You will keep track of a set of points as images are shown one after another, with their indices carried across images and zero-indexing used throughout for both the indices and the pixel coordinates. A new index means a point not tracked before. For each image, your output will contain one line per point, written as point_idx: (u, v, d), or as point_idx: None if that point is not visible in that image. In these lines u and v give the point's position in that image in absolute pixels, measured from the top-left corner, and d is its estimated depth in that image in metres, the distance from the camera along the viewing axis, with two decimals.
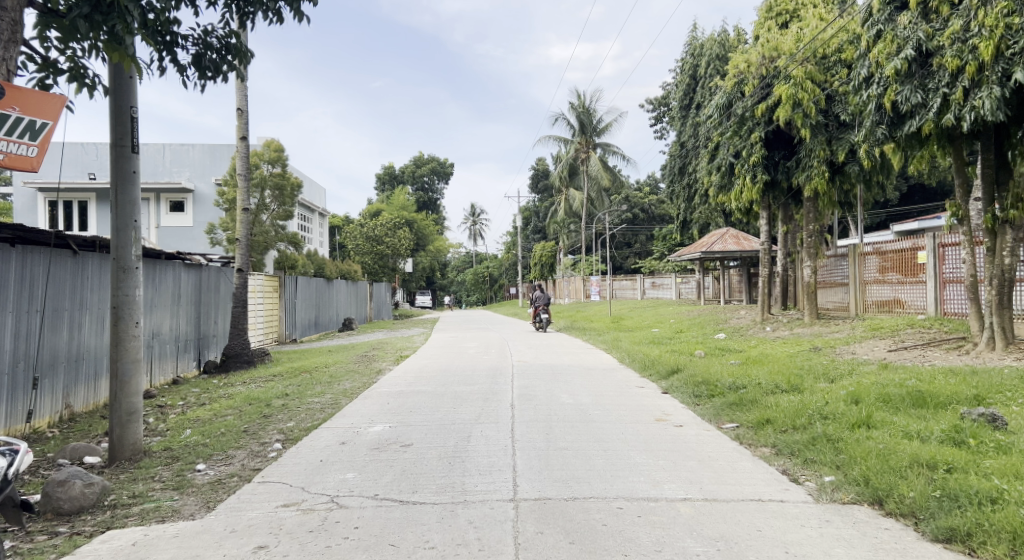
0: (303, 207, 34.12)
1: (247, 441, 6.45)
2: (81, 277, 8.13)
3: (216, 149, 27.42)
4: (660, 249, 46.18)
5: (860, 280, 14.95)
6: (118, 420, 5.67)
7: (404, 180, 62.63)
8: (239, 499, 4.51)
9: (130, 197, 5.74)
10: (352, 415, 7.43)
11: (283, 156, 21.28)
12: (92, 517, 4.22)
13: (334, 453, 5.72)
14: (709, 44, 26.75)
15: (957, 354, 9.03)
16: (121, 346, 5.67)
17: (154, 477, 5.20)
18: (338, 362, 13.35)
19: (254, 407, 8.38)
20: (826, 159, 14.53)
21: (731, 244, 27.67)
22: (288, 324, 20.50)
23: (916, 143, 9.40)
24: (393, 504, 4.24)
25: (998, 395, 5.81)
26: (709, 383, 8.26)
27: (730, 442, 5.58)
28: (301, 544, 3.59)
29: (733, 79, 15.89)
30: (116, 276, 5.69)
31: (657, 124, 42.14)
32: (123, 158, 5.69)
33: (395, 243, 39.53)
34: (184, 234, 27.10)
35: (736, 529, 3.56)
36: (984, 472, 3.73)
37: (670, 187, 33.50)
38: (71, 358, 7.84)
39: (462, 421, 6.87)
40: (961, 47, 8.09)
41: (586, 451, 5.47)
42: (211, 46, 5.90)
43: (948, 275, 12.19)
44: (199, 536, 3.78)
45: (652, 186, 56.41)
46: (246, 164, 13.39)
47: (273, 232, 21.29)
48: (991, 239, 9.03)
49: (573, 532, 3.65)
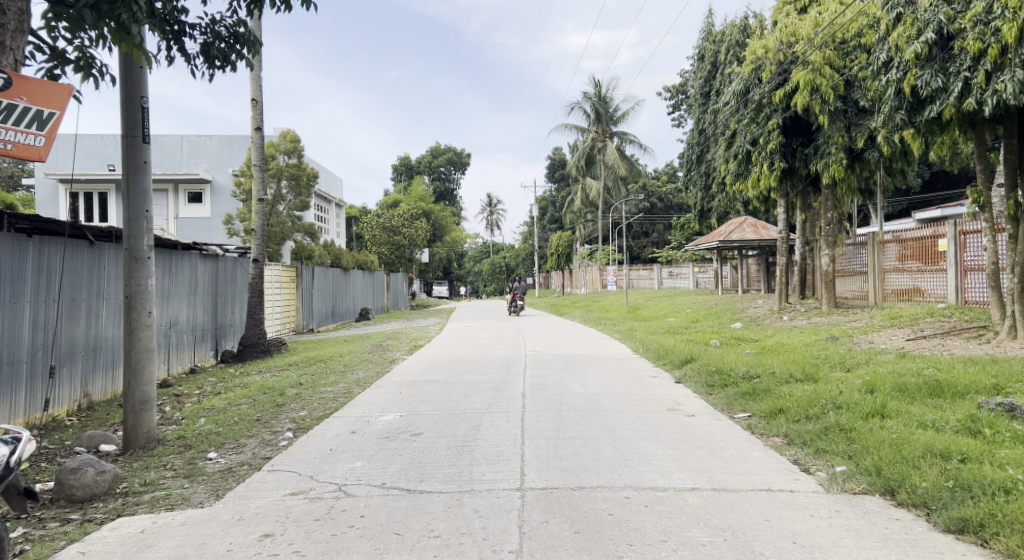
0: (319, 198, 34.31)
1: (258, 430, 6.52)
2: (98, 268, 8.27)
3: (232, 140, 27.67)
4: (677, 239, 45.77)
5: (880, 268, 14.70)
6: (131, 408, 5.77)
7: (420, 171, 62.64)
8: (248, 487, 4.56)
9: (142, 186, 5.81)
10: (364, 405, 7.49)
11: (298, 147, 21.42)
12: (103, 505, 4.32)
13: (343, 442, 5.75)
14: (729, 30, 26.10)
15: (977, 343, 8.82)
16: (134, 335, 5.76)
17: (166, 466, 5.29)
18: (352, 352, 13.48)
19: (268, 396, 8.49)
20: (844, 146, 14.18)
21: (749, 232, 27.31)
22: (305, 314, 20.69)
23: (937, 128, 9.12)
24: (400, 493, 4.26)
25: (1019, 384, 5.64)
26: (723, 373, 8.15)
27: (741, 432, 5.50)
28: (307, 532, 3.62)
29: (750, 65, 15.58)
30: (129, 266, 5.79)
31: (675, 112, 41.50)
32: (134, 148, 5.76)
33: (411, 233, 39.72)
34: (202, 225, 27.48)
35: (744, 519, 3.51)
36: (999, 463, 3.62)
37: (687, 176, 33.05)
38: (90, 347, 8.00)
39: (473, 410, 6.88)
40: (983, 30, 7.85)
41: (595, 441, 5.44)
42: (219, 34, 5.92)
43: (969, 263, 11.89)
44: (207, 524, 3.83)
45: (670, 174, 55.81)
46: (261, 155, 13.42)
47: (289, 222, 21.41)
48: (1014, 227, 8.75)
49: (578, 522, 3.63)
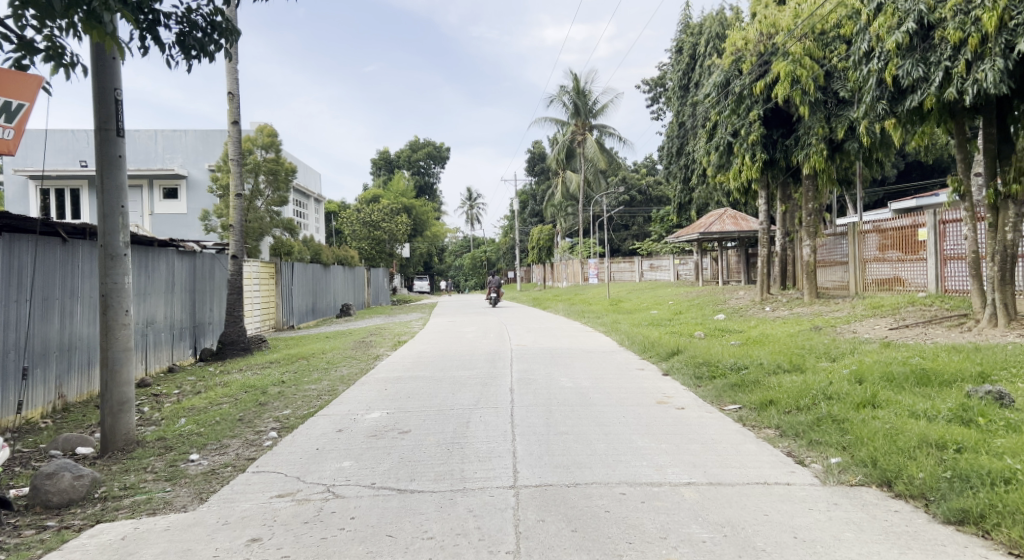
0: (297, 193, 33.79)
1: (241, 430, 6.35)
2: (72, 266, 8.00)
3: (208, 135, 27.08)
4: (658, 230, 46.01)
5: (860, 258, 14.88)
6: (109, 409, 5.59)
7: (400, 165, 62.08)
8: (233, 490, 4.42)
9: (117, 181, 5.62)
10: (349, 402, 7.34)
11: (276, 141, 21.00)
12: (82, 510, 4.16)
13: (330, 441, 5.62)
14: (708, 22, 26.10)
15: (960, 331, 8.96)
16: (110, 335, 5.57)
17: (146, 468, 5.11)
18: (334, 348, 13.26)
19: (250, 394, 8.28)
20: (825, 137, 14.25)
21: (730, 224, 27.48)
22: (285, 311, 20.40)
23: (917, 118, 9.22)
24: (391, 493, 4.16)
25: (1003, 372, 5.75)
26: (711, 365, 8.17)
27: (732, 425, 5.47)
28: (296, 535, 3.50)
29: (730, 57, 15.66)
30: (105, 264, 5.57)
31: (654, 105, 41.62)
32: (108, 142, 5.56)
33: (392, 228, 39.41)
34: (178, 222, 26.89)
35: (742, 514, 3.48)
36: (996, 452, 3.62)
37: (667, 168, 33.17)
38: (64, 347, 7.74)
39: (461, 406, 6.79)
40: (963, 19, 7.90)
41: (586, 435, 5.39)
42: (195, 24, 5.70)
43: (949, 252, 12.05)
44: (192, 529, 3.69)
45: (649, 167, 56.11)
46: (239, 149, 13.08)
47: (267, 218, 20.98)
48: (992, 215, 8.90)
49: (575, 520, 3.56)
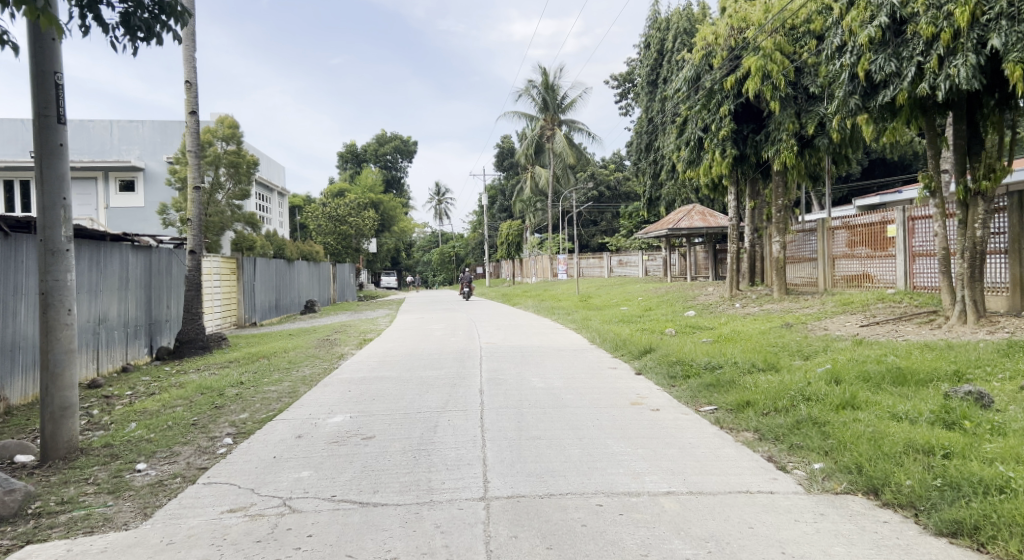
0: (261, 186, 32.76)
1: (194, 435, 5.91)
2: (14, 260, 7.41)
3: (166, 125, 26.06)
4: (627, 226, 46.24)
5: (829, 254, 15.07)
6: (49, 415, 5.12)
7: (366, 158, 60.85)
8: (180, 504, 4.04)
9: (58, 171, 5.14)
10: (310, 405, 6.95)
11: (237, 132, 20.23)
12: (10, 528, 3.75)
13: (288, 448, 5.25)
14: (675, 18, 26.09)
15: (930, 328, 9.05)
16: (51, 335, 5.10)
17: (87, 480, 4.67)
18: (298, 347, 12.77)
19: (205, 397, 7.81)
20: (794, 132, 14.32)
21: (698, 220, 27.64)
22: (247, 308, 19.67)
23: (889, 114, 9.25)
24: (352, 507, 3.84)
25: (978, 371, 5.76)
26: (684, 364, 8.01)
27: (710, 427, 5.33)
28: (246, 558, 3.16)
29: (700, 52, 15.63)
30: (44, 259, 5.10)
31: (623, 101, 41.65)
32: (47, 130, 5.09)
33: (359, 222, 38.58)
34: (134, 216, 25.78)
35: (726, 527, 3.28)
36: (985, 458, 3.58)
37: (636, 164, 33.25)
38: (6, 346, 7.16)
39: (428, 409, 6.49)
40: (935, 14, 7.93)
41: (560, 440, 5.15)
42: (142, 3, 5.22)
43: (917, 249, 12.20)
44: (130, 551, 3.31)
45: (618, 163, 56.38)
46: (197, 141, 12.44)
47: (228, 212, 20.19)
48: (963, 212, 9.01)
49: (550, 535, 3.30)
